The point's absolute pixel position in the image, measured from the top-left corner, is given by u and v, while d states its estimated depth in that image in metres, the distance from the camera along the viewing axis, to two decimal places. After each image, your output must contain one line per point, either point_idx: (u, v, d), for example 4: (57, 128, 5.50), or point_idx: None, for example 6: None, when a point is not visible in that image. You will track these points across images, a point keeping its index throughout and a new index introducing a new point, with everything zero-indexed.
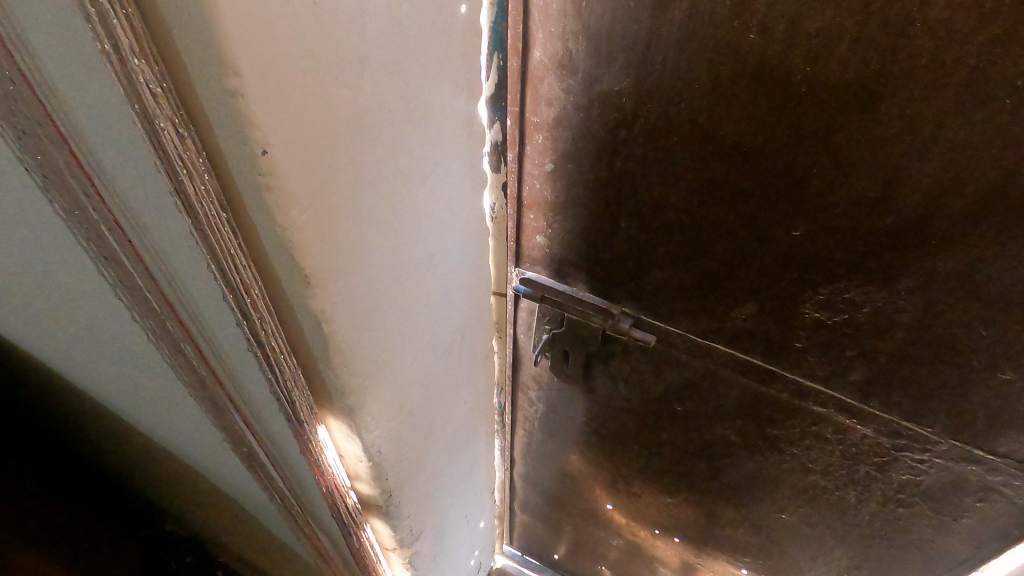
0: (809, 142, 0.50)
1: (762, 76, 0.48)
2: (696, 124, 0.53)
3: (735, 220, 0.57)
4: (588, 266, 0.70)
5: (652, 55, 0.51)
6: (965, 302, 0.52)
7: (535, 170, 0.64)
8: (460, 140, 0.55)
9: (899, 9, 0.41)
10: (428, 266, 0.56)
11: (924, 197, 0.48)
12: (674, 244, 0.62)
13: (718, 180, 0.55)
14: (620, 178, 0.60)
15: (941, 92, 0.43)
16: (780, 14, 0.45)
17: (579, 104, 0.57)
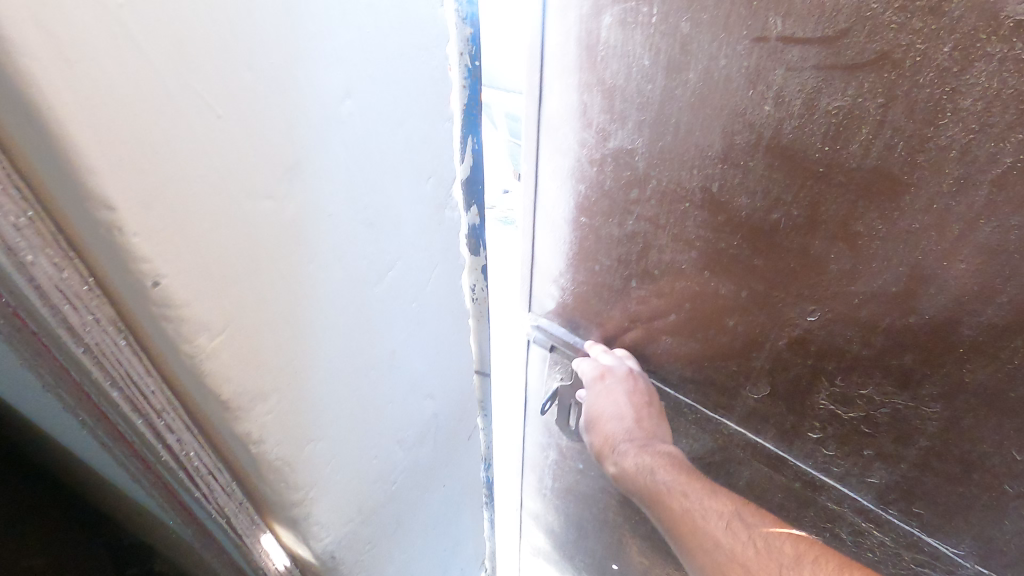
0: (827, 226, 0.45)
1: (776, 152, 0.44)
2: (708, 192, 0.49)
3: (747, 298, 0.53)
4: (600, 321, 0.67)
5: (665, 118, 0.48)
6: (997, 419, 0.46)
7: (549, 219, 0.63)
8: (428, 235, 0.49)
9: (927, 94, 0.37)
10: (389, 364, 0.51)
11: (951, 300, 0.43)
12: (684, 313, 0.59)
13: (730, 252, 0.52)
14: (630, 238, 0.57)
15: (973, 189, 0.38)
16: (797, 90, 0.41)
17: (592, 158, 0.55)
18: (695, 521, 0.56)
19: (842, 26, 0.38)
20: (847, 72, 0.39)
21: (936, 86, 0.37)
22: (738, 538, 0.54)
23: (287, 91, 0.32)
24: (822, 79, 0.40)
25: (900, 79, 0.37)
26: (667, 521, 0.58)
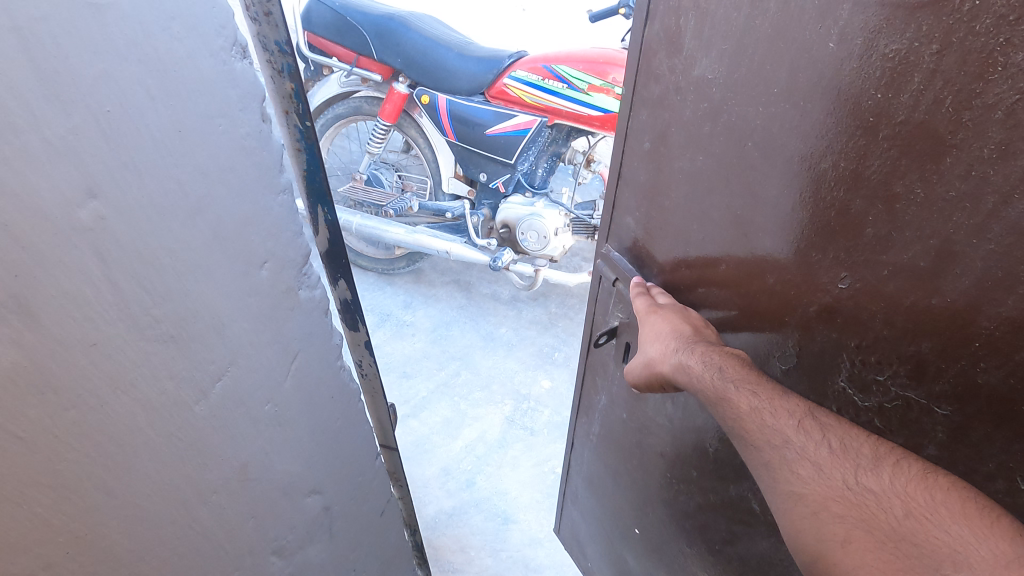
0: (869, 183, 0.44)
1: (833, 94, 0.44)
2: (769, 131, 0.50)
3: (787, 253, 0.53)
4: (662, 262, 0.69)
5: (743, 49, 0.49)
6: (1004, 434, 0.42)
7: (637, 146, 0.67)
8: (241, 329, 0.51)
9: (980, 44, 0.35)
10: (238, 477, 0.57)
11: (974, 284, 0.40)
12: (730, 263, 0.59)
13: (779, 201, 0.51)
14: (697, 173, 0.59)
15: (1013, 158, 0.36)
16: (861, 26, 0.40)
17: (679, 85, 0.57)
18: (764, 419, 0.51)
19: None
20: (911, 10, 0.38)
21: (990, 35, 0.35)
22: (811, 437, 0.49)
23: (17, 193, 0.33)
24: (885, 17, 0.39)
25: (958, 21, 0.36)
26: (731, 418, 0.53)
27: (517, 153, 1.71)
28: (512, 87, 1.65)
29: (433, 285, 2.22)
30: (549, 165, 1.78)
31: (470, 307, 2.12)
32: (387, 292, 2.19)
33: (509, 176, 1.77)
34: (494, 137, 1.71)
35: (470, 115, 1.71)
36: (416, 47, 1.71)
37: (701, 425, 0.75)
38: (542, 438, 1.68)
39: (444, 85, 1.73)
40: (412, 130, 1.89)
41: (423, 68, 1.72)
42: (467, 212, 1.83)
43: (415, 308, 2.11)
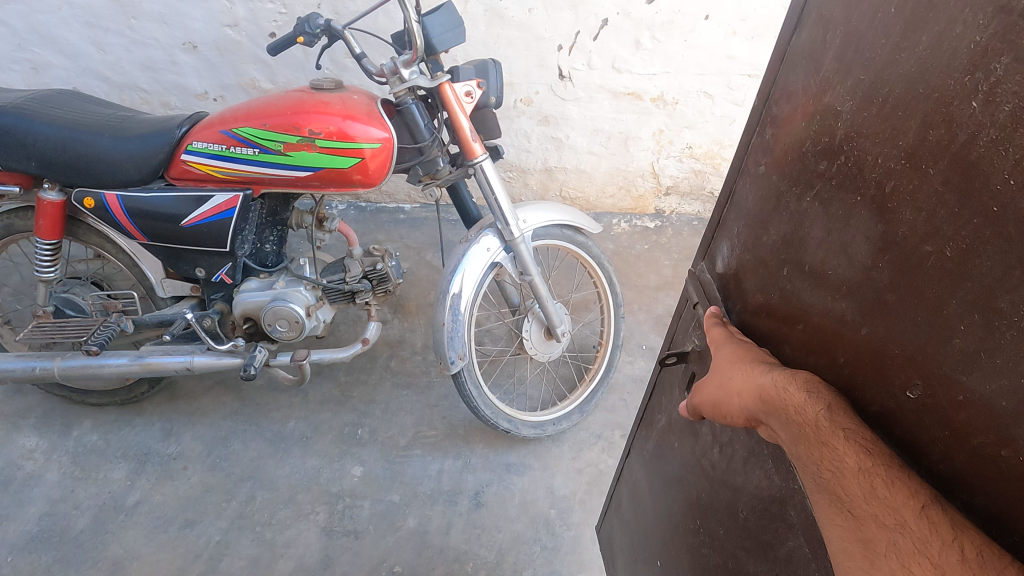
0: (970, 283, 0.45)
1: (957, 165, 0.46)
2: (883, 190, 0.53)
3: (864, 336, 0.57)
4: (746, 291, 0.80)
5: (880, 88, 0.53)
6: None
7: (754, 170, 0.77)
8: None
9: None
10: None
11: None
12: (809, 323, 0.65)
13: (874, 269, 0.55)
14: (801, 214, 0.66)
15: None
16: (1016, 86, 0.41)
17: (809, 114, 0.64)
18: (879, 489, 0.51)
19: None
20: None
21: None
22: (936, 532, 0.46)
23: None
24: None
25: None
26: (828, 472, 0.54)
27: (229, 237, 1.85)
28: (194, 164, 1.78)
29: (195, 396, 2.32)
30: (272, 241, 1.98)
31: (246, 409, 2.28)
32: (139, 427, 2.21)
33: (231, 265, 1.93)
34: (193, 225, 1.83)
35: (155, 206, 1.80)
36: (35, 141, 1.72)
37: (742, 483, 0.87)
38: (366, 539, 1.92)
39: (120, 182, 1.78)
40: (91, 236, 1.97)
41: (65, 165, 1.75)
42: (190, 319, 1.93)
43: (178, 436, 2.18)
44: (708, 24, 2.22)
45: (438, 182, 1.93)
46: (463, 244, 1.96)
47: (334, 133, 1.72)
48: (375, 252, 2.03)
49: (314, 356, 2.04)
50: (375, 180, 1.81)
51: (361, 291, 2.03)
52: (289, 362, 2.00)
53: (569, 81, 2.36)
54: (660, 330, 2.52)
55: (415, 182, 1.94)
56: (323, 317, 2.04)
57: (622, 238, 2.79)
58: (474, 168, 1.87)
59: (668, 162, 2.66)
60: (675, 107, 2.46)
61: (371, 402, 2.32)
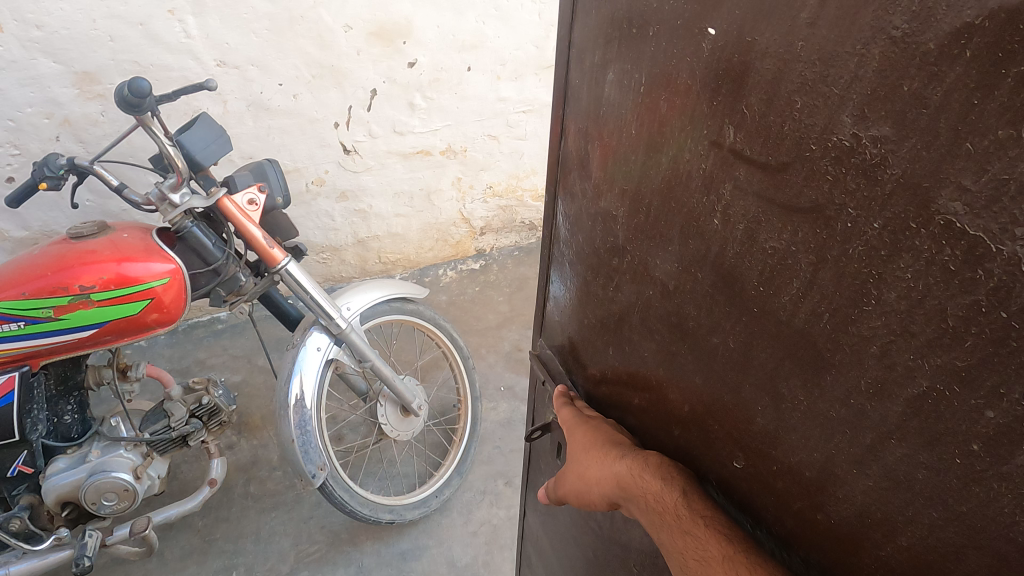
0: (754, 369, 0.52)
1: (719, 271, 0.53)
2: (671, 284, 0.61)
3: (689, 410, 0.63)
4: (594, 367, 0.86)
5: (647, 197, 0.62)
6: None
7: (573, 259, 0.86)
8: None
9: (853, 269, 0.40)
10: None
11: (857, 510, 0.45)
12: (648, 396, 0.71)
13: (678, 354, 0.62)
14: (617, 301, 0.74)
15: (881, 404, 0.41)
16: (743, 211, 0.49)
17: (604, 211, 0.73)
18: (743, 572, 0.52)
19: (784, 161, 0.44)
20: (788, 215, 0.44)
21: (861, 263, 0.40)
22: None
23: None
24: (762, 212, 0.47)
25: (830, 245, 0.42)
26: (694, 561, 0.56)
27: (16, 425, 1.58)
28: None
29: None
30: (71, 409, 1.74)
31: None
32: None
33: (28, 452, 1.65)
34: None
35: None
36: None
37: (628, 538, 0.89)
38: None
39: None
40: None
41: None
42: None
43: None
44: (473, 74, 2.28)
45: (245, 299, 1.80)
46: (292, 350, 1.86)
47: (111, 282, 1.54)
48: (197, 386, 1.88)
49: (158, 518, 1.84)
50: (175, 314, 1.68)
51: (193, 431, 1.87)
52: (129, 534, 1.77)
53: (355, 154, 2.32)
54: (512, 367, 2.57)
55: (219, 304, 1.79)
56: (157, 471, 1.85)
57: (452, 287, 2.81)
58: (281, 274, 1.78)
59: (475, 205, 2.72)
60: (465, 155, 2.51)
61: (240, 537, 2.12)
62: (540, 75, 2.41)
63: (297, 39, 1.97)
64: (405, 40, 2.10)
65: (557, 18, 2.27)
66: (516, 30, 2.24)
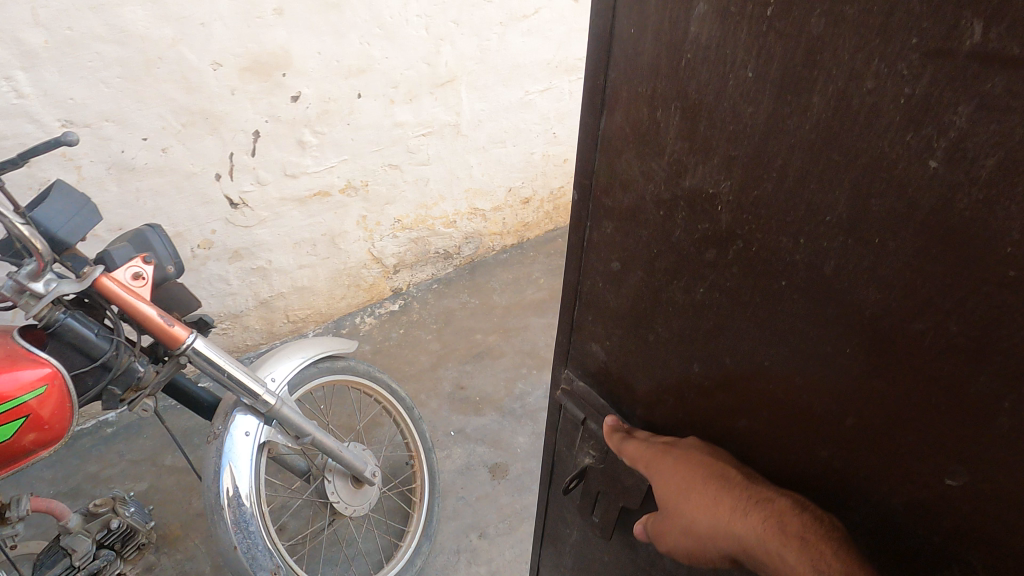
0: (1002, 361, 0.37)
1: (930, 234, 0.38)
2: (817, 265, 0.46)
3: (853, 424, 0.48)
4: (652, 388, 0.69)
5: (766, 159, 0.46)
6: None
7: (606, 263, 0.69)
8: None
9: None
10: None
11: None
12: (765, 415, 0.56)
13: (835, 353, 0.47)
14: (696, 304, 0.58)
15: None
16: (993, 143, 0.34)
17: (665, 195, 0.57)
18: None
19: None
20: None
21: None
22: None
23: None
24: None
25: None
26: None
27: None
28: None
29: None
30: None
31: None
32: None
33: None
34: None
35: None
36: None
37: None
38: None
39: None
40: None
41: None
42: None
43: None
44: (363, 101, 2.06)
45: (147, 391, 1.49)
46: (214, 439, 1.58)
47: None
48: (102, 509, 1.55)
49: None
50: (59, 430, 1.34)
51: (105, 565, 1.50)
52: None
53: (243, 207, 2.06)
54: (458, 408, 2.36)
55: (116, 406, 1.46)
56: None
57: (374, 333, 2.57)
58: (188, 354, 1.49)
59: (384, 241, 2.51)
60: (367, 189, 2.31)
61: None
62: (435, 94, 2.19)
63: (158, 84, 1.70)
64: (284, 72, 1.86)
65: (446, 30, 2.07)
66: (404, 48, 2.02)
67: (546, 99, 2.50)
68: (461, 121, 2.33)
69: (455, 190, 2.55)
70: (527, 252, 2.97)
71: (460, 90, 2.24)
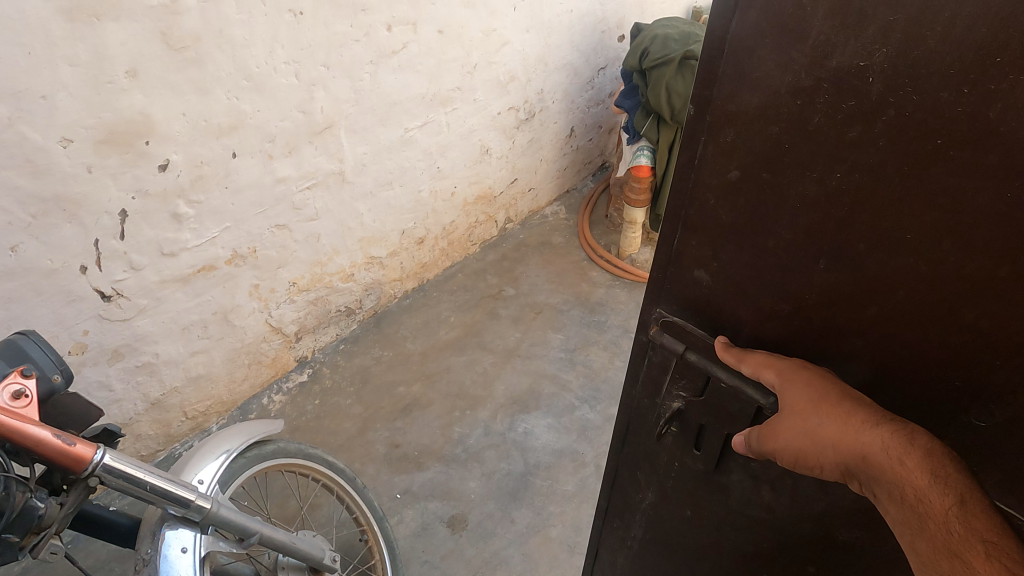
0: None
1: None
2: (983, 116, 0.48)
3: (1013, 273, 0.51)
4: (780, 290, 0.71)
5: (932, 18, 0.49)
6: None
7: (717, 182, 0.71)
8: None
9: None
10: None
11: None
12: (910, 288, 0.59)
13: (997, 203, 0.50)
14: (834, 195, 0.60)
15: None
16: None
17: (797, 89, 0.59)
18: None
19: None
20: None
21: None
22: None
23: None
24: None
25: None
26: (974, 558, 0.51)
27: None
28: None
29: None
30: None
31: None
32: None
33: None
34: None
35: None
36: None
37: (826, 509, 0.77)
38: None
39: None
40: None
41: None
42: None
43: None
44: (240, 160, 1.91)
45: (53, 533, 1.15)
46: (144, 567, 1.33)
47: None
48: None
49: None
50: None
51: None
52: None
53: (117, 298, 1.80)
54: (398, 467, 2.20)
55: (12, 559, 1.09)
56: None
57: (288, 411, 2.34)
58: (99, 475, 1.19)
59: (282, 308, 2.31)
60: (256, 257, 2.12)
61: None
62: (315, 143, 2.09)
63: None
64: (146, 139, 1.67)
65: (317, 75, 1.98)
66: (275, 99, 1.90)
67: (426, 134, 2.46)
68: (344, 168, 2.23)
69: (348, 241, 2.42)
70: (429, 293, 2.87)
71: (338, 136, 2.15)
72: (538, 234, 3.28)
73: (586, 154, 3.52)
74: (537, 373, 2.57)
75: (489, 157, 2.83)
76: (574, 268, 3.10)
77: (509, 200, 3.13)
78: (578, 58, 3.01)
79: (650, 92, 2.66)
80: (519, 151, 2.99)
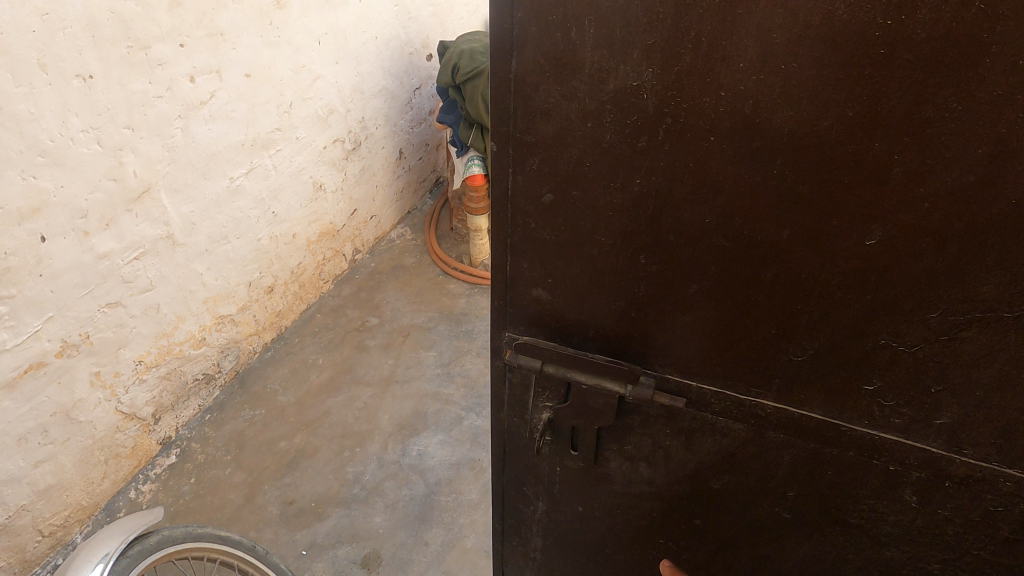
0: (883, 123, 0.58)
1: (822, 46, 0.57)
2: (739, 114, 0.63)
3: (791, 232, 0.67)
4: (612, 289, 0.82)
5: (682, 37, 0.62)
6: None
7: (537, 204, 0.80)
8: None
9: None
10: None
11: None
12: (718, 262, 0.73)
13: (767, 179, 0.65)
14: (641, 196, 0.73)
15: None
16: None
17: (586, 112, 0.70)
18: None
19: None
20: None
21: None
22: None
23: None
24: None
25: None
26: None
27: None
28: None
29: None
30: None
31: None
32: None
33: None
34: None
35: None
36: None
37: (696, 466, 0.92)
38: None
39: None
40: None
41: None
42: None
43: None
44: (52, 243, 1.75)
45: None
46: None
47: None
48: None
49: None
50: None
51: None
52: None
53: None
54: (298, 523, 2.12)
55: None
56: None
57: (160, 498, 2.16)
58: None
59: (131, 392, 2.13)
60: (92, 342, 1.94)
61: None
62: (135, 210, 1.96)
63: None
64: None
65: (123, 138, 1.86)
66: (81, 170, 1.77)
67: (254, 180, 2.39)
68: (172, 230, 2.10)
69: (191, 305, 2.28)
70: (291, 340, 2.78)
71: (160, 198, 2.03)
72: (388, 259, 3.28)
73: (420, 172, 3.57)
74: (419, 395, 2.58)
75: (323, 193, 2.80)
76: (432, 286, 3.14)
77: (354, 230, 3.10)
78: (392, 81, 3.05)
79: (469, 104, 2.77)
80: (353, 181, 2.98)
